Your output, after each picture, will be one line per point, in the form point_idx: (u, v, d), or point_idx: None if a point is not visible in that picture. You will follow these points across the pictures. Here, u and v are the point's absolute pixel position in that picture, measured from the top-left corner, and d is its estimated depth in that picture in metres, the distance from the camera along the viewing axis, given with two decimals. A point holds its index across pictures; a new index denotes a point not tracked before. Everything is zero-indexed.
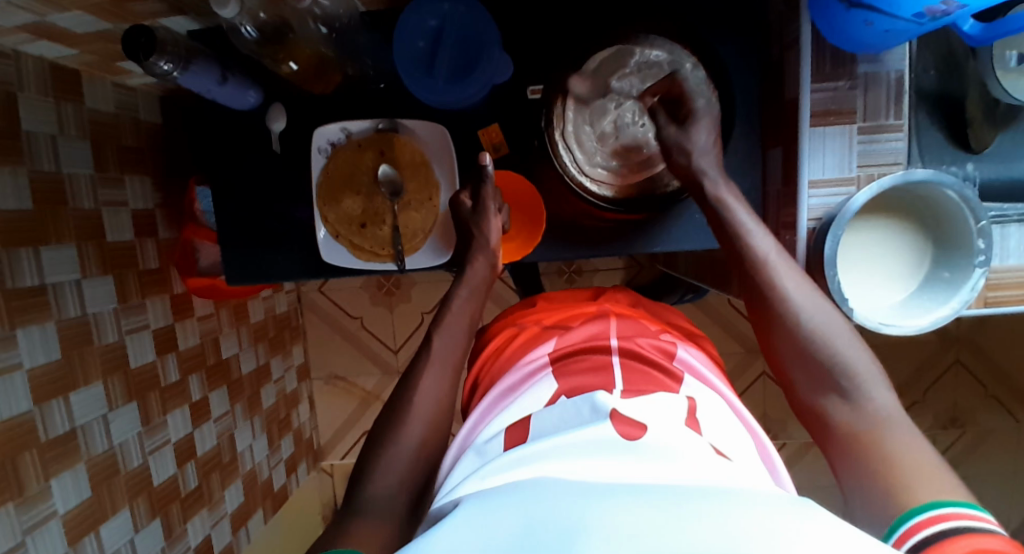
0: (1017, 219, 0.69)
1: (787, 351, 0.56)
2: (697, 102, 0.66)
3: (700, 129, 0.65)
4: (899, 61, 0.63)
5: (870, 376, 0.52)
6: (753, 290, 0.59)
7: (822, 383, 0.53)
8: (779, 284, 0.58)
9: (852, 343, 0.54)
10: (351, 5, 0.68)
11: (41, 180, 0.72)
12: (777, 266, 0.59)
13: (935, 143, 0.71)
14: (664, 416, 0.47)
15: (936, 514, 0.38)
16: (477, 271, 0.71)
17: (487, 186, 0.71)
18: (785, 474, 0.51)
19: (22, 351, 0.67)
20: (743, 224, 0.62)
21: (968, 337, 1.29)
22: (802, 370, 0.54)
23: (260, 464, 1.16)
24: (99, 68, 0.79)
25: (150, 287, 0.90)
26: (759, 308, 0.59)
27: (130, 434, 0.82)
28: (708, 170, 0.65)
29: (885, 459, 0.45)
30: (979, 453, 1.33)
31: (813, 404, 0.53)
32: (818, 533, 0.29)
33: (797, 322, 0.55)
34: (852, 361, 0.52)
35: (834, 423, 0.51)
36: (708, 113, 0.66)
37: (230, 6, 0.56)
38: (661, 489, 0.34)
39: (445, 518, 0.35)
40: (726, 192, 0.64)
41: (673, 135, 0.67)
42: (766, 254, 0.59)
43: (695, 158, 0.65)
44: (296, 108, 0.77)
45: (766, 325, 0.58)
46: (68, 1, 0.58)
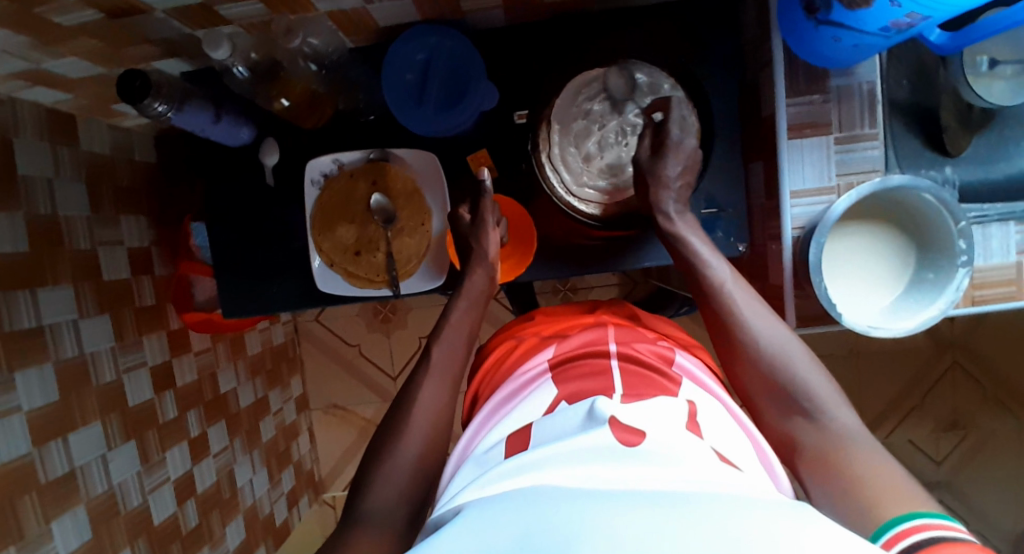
0: (998, 219, 0.71)
1: (751, 377, 0.58)
2: (672, 134, 0.67)
3: (671, 162, 0.67)
4: (870, 73, 0.66)
5: (832, 398, 0.54)
6: (714, 318, 0.61)
7: (786, 405, 0.55)
8: (738, 311, 0.60)
9: (811, 365, 0.56)
10: (338, 42, 0.71)
11: (37, 223, 0.73)
12: (735, 294, 0.61)
13: (913, 150, 0.73)
14: (662, 420, 0.47)
15: (910, 525, 0.39)
16: (474, 283, 0.71)
17: (486, 199, 0.71)
18: (783, 474, 0.51)
19: (20, 394, 0.67)
20: (700, 253, 0.64)
21: (964, 338, 1.30)
22: (767, 394, 0.56)
23: (260, 498, 1.15)
24: (95, 111, 0.81)
25: (147, 324, 0.91)
26: (720, 335, 0.61)
27: (129, 473, 0.82)
28: (664, 204, 0.67)
29: (856, 473, 0.47)
30: (984, 455, 1.32)
31: (779, 426, 0.55)
32: (821, 536, 0.30)
33: (758, 348, 0.57)
34: (815, 383, 0.55)
35: (802, 444, 0.53)
36: (679, 148, 0.67)
37: (222, 48, 0.58)
38: (654, 493, 0.35)
39: (445, 525, 0.36)
40: (683, 223, 0.67)
41: (646, 166, 0.68)
42: (724, 283, 0.62)
43: (656, 191, 0.67)
44: (287, 142, 0.78)
45: (728, 351, 0.60)
46: (63, 47, 0.60)
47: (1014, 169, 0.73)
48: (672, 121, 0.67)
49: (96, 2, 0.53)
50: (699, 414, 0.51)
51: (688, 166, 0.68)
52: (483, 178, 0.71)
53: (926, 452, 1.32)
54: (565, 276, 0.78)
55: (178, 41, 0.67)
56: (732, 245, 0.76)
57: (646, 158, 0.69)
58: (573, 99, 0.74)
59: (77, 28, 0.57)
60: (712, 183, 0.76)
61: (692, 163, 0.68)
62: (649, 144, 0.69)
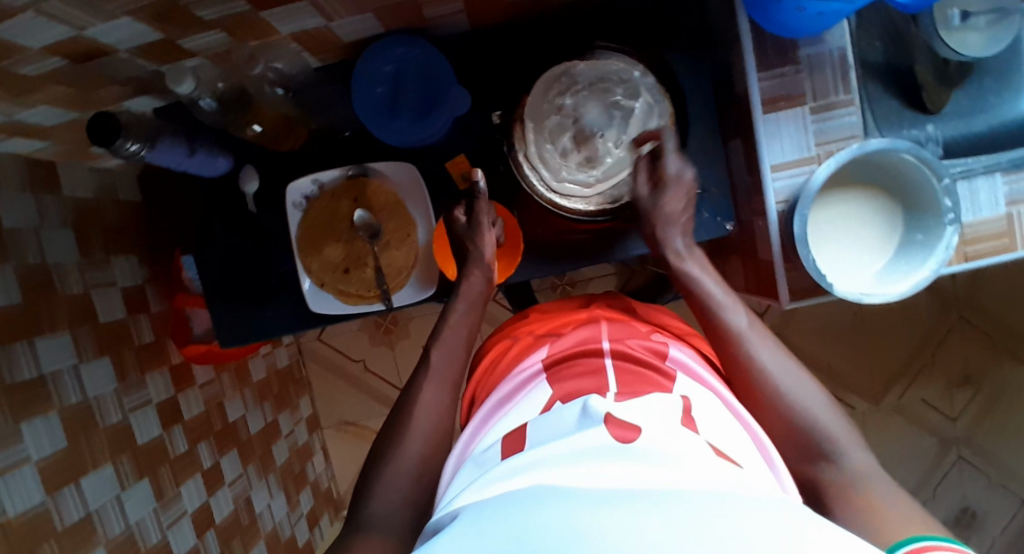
0: (984, 171, 0.69)
1: (768, 419, 0.57)
2: (670, 166, 0.69)
3: (671, 197, 0.68)
4: (839, 39, 0.66)
5: (848, 439, 0.54)
6: (730, 360, 0.62)
7: (806, 449, 0.55)
8: (755, 353, 0.60)
9: (829, 411, 0.56)
10: (303, 64, 0.71)
11: (29, 273, 0.73)
12: (751, 336, 0.62)
13: (891, 111, 0.72)
14: (657, 415, 0.47)
15: (919, 546, 0.39)
16: (472, 285, 0.71)
17: (481, 201, 0.72)
18: (782, 463, 0.52)
19: (28, 443, 0.67)
20: (714, 294, 0.66)
21: (966, 292, 1.29)
22: (784, 431, 0.56)
23: (281, 522, 1.15)
24: (74, 157, 0.81)
25: (148, 362, 0.91)
26: (737, 378, 0.61)
27: (146, 512, 0.82)
28: (671, 240, 0.69)
29: (869, 506, 0.48)
30: (999, 408, 1.31)
31: (799, 470, 0.55)
32: (821, 538, 0.30)
33: (776, 388, 0.58)
34: (829, 424, 0.55)
35: (822, 484, 0.52)
36: (679, 181, 0.69)
37: (186, 82, 0.57)
38: (654, 491, 0.35)
39: (441, 533, 0.35)
40: (693, 261, 0.69)
41: (647, 204, 0.70)
42: (740, 324, 0.63)
43: (662, 228, 0.69)
44: (266, 168, 0.79)
45: (746, 393, 0.60)
46: (34, 97, 0.60)
47: (996, 120, 0.72)
48: (667, 154, 0.68)
49: (60, 50, 0.53)
50: (694, 409, 0.51)
51: (688, 199, 0.70)
52: (478, 180, 0.71)
53: (941, 409, 1.31)
54: (554, 271, 0.78)
55: (146, 79, 0.67)
56: (720, 224, 0.75)
57: (645, 195, 0.70)
58: (543, 94, 0.72)
59: (44, 77, 0.57)
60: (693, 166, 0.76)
61: (692, 194, 0.70)
62: (646, 175, 0.70)
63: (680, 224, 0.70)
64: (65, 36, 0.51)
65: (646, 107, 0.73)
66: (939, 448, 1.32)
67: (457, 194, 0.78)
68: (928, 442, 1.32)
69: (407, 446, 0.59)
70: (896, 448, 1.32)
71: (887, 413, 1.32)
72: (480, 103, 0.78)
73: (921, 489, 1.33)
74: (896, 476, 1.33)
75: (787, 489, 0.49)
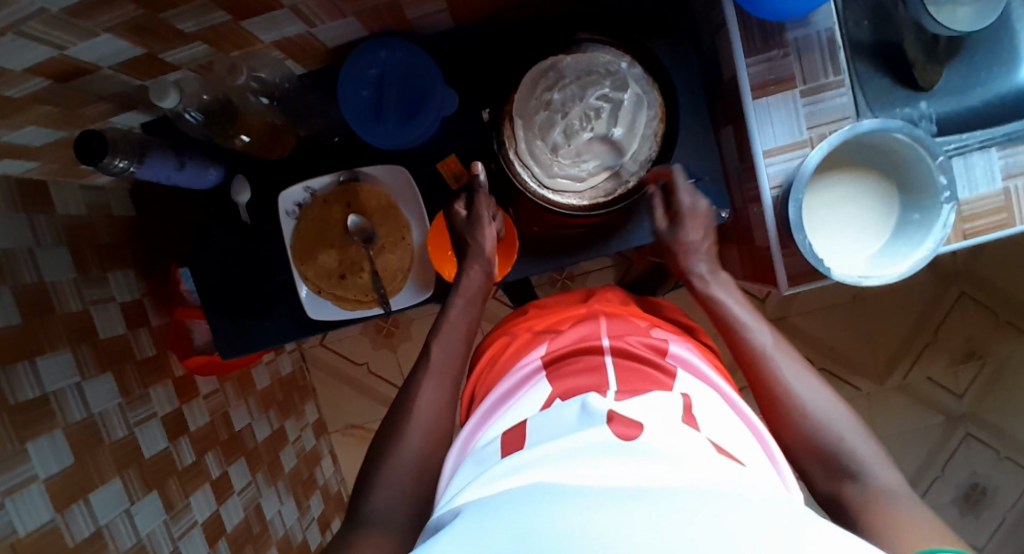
0: (978, 147, 0.69)
1: (793, 438, 0.57)
2: (684, 202, 0.71)
3: (690, 229, 0.71)
4: (827, 20, 0.65)
5: (875, 457, 0.52)
6: (756, 379, 0.62)
7: (832, 469, 0.53)
8: (779, 372, 0.60)
9: (858, 432, 0.55)
10: (285, 70, 0.70)
11: (26, 293, 0.73)
12: (776, 356, 0.62)
13: (883, 90, 0.71)
14: (657, 412, 0.47)
15: None
16: (472, 280, 0.71)
17: (480, 195, 0.71)
18: (783, 460, 0.53)
19: (35, 462, 0.68)
20: (739, 316, 0.66)
21: (967, 268, 1.28)
22: (806, 447, 0.56)
23: (292, 527, 1.16)
24: (65, 174, 0.81)
25: (150, 376, 0.91)
26: (762, 398, 0.61)
27: (156, 524, 0.83)
28: (696, 268, 0.70)
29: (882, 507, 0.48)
30: (1005, 382, 1.31)
31: (829, 489, 0.53)
32: (821, 537, 0.30)
33: (800, 407, 0.57)
34: (855, 442, 0.54)
35: (847, 502, 0.51)
36: (695, 214, 0.71)
37: (169, 96, 0.57)
38: (657, 490, 0.34)
39: (441, 532, 0.35)
40: (718, 285, 0.69)
41: (666, 237, 0.72)
42: (764, 344, 0.63)
43: (685, 258, 0.71)
44: (257, 178, 0.79)
45: (770, 412, 0.59)
46: (20, 118, 0.59)
47: (990, 94, 0.72)
48: (679, 192, 0.71)
49: (42, 69, 0.53)
50: (694, 406, 0.52)
51: (710, 231, 0.72)
52: (478, 173, 0.71)
53: (947, 386, 1.31)
54: (550, 265, 0.78)
55: (131, 93, 0.67)
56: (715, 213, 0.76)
57: (665, 229, 0.73)
58: (531, 90, 0.72)
59: (28, 97, 0.57)
60: (684, 156, 0.76)
61: (710, 225, 0.72)
62: (662, 212, 0.73)
63: (703, 252, 0.71)
64: (46, 55, 0.51)
65: (635, 101, 0.71)
66: (945, 425, 1.32)
67: (446, 199, 0.78)
68: (934, 420, 1.32)
69: (411, 449, 0.59)
70: (902, 427, 1.32)
71: (892, 392, 1.32)
72: (468, 100, 0.77)
73: (929, 467, 1.33)
74: (903, 455, 1.33)
75: (790, 486, 0.51)
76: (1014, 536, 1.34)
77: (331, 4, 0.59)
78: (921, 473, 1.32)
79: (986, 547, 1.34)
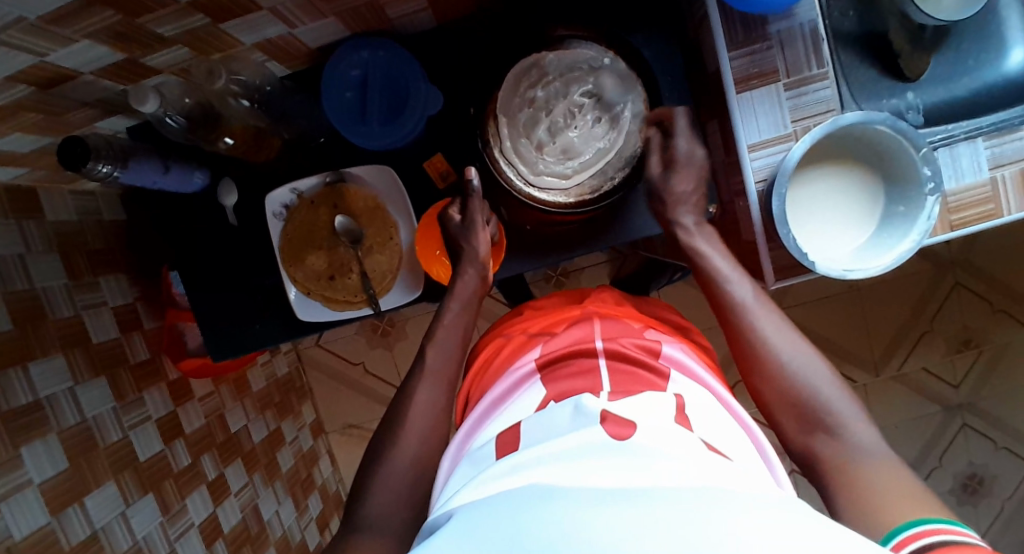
0: (965, 137, 0.68)
1: (773, 395, 0.59)
2: (680, 146, 0.70)
3: (681, 177, 0.70)
4: (810, 11, 0.64)
5: (852, 414, 0.55)
6: (735, 332, 0.63)
7: (808, 422, 0.56)
8: (758, 325, 0.62)
9: (833, 385, 0.57)
10: (268, 73, 0.71)
11: (18, 300, 0.73)
12: (755, 310, 0.63)
13: (869, 82, 0.71)
14: (651, 414, 0.48)
15: (920, 528, 0.41)
16: (468, 283, 0.71)
17: (473, 200, 0.70)
18: (777, 460, 0.53)
19: (30, 468, 0.68)
20: (719, 268, 0.66)
21: (962, 257, 1.28)
22: (786, 409, 0.58)
23: (291, 528, 1.16)
24: (54, 181, 0.81)
25: (144, 380, 0.92)
26: (740, 351, 0.63)
27: (153, 526, 0.83)
28: (682, 219, 0.70)
29: (873, 496, 0.48)
30: (1002, 371, 1.31)
31: (801, 443, 0.57)
32: (802, 529, 0.30)
33: (780, 362, 0.59)
34: (832, 399, 0.56)
35: (823, 460, 0.54)
36: (688, 160, 0.70)
37: (150, 101, 0.57)
38: (644, 488, 0.34)
39: (430, 538, 0.35)
40: (702, 237, 0.69)
41: (659, 184, 0.71)
42: (744, 298, 0.64)
43: (672, 207, 0.70)
44: (245, 181, 0.79)
45: (749, 366, 0.61)
46: (5, 126, 0.59)
47: (977, 83, 0.71)
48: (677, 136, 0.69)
49: (25, 77, 0.53)
50: (687, 407, 0.52)
51: (700, 180, 0.71)
52: (471, 179, 0.68)
53: (943, 375, 1.31)
54: (545, 263, 0.79)
55: (116, 97, 0.67)
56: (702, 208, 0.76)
57: (656, 174, 0.71)
58: (514, 88, 0.72)
59: (12, 106, 0.57)
60: None
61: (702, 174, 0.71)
62: (658, 160, 0.71)
63: (693, 201, 0.71)
64: (28, 63, 0.51)
65: (619, 96, 0.72)
66: (943, 415, 1.32)
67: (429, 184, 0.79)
68: (931, 410, 1.32)
69: (402, 449, 0.60)
70: (899, 418, 1.32)
71: (889, 383, 1.31)
72: (453, 99, 0.77)
73: (927, 457, 1.33)
74: (900, 446, 1.33)
75: (782, 484, 0.51)
76: (1012, 524, 1.34)
77: (310, 5, 0.59)
78: (918, 464, 1.32)
79: (986, 536, 1.34)
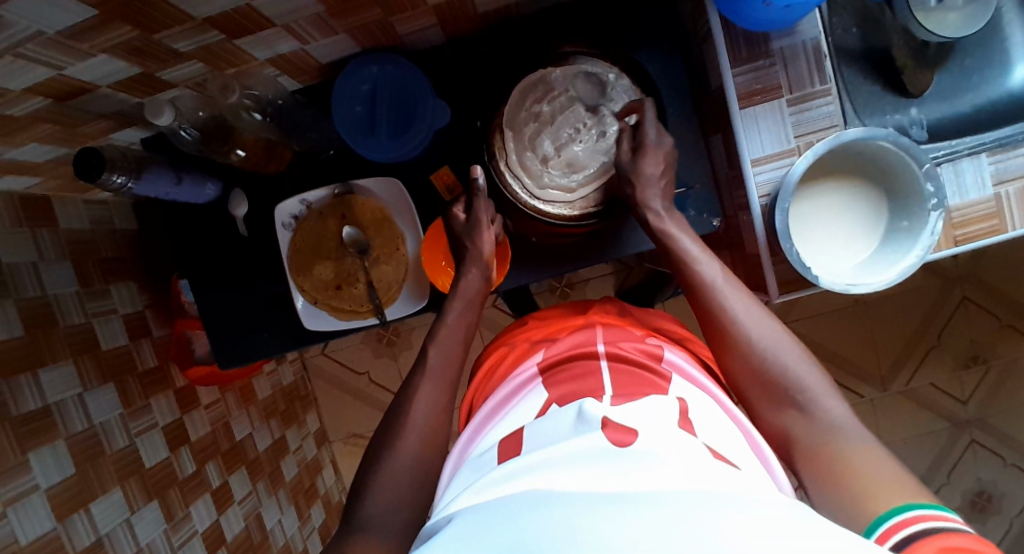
0: (968, 153, 0.68)
1: (746, 376, 0.59)
2: (650, 135, 0.68)
3: (651, 161, 0.68)
4: (812, 29, 0.65)
5: (821, 389, 0.55)
6: (706, 315, 0.62)
7: (778, 399, 0.56)
8: (729, 307, 0.61)
9: (802, 361, 0.57)
10: (280, 87, 0.72)
11: (29, 307, 0.74)
12: (722, 287, 0.62)
13: (873, 97, 0.72)
14: (656, 418, 0.48)
15: (906, 516, 0.40)
16: (470, 284, 0.72)
17: (479, 198, 0.73)
18: (779, 466, 0.53)
19: (37, 473, 0.69)
20: (687, 248, 0.65)
21: (969, 272, 1.27)
22: (760, 391, 0.58)
23: (293, 536, 1.16)
24: (69, 191, 0.82)
25: (151, 387, 0.93)
26: (709, 329, 0.62)
27: (156, 533, 0.83)
28: (652, 203, 0.68)
29: (849, 475, 0.47)
30: (1010, 387, 1.30)
31: (774, 419, 0.56)
32: (794, 529, 0.30)
33: (748, 341, 0.59)
34: (804, 374, 0.56)
35: (794, 435, 0.54)
36: (657, 147, 0.68)
37: (165, 114, 0.58)
38: (642, 492, 0.35)
39: (434, 539, 0.36)
40: (672, 223, 0.67)
41: (627, 168, 0.69)
42: (711, 276, 0.63)
43: (642, 190, 0.68)
44: (255, 191, 0.81)
45: (721, 345, 0.61)
46: (23, 137, 0.61)
47: (980, 99, 0.72)
48: (646, 121, 0.68)
49: (43, 89, 0.54)
50: (690, 411, 0.52)
51: (668, 166, 0.69)
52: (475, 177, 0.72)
53: (951, 391, 1.30)
54: (548, 274, 0.80)
55: (130, 110, 0.69)
56: (706, 221, 0.76)
57: (624, 160, 0.69)
58: (520, 103, 0.73)
59: (30, 118, 0.58)
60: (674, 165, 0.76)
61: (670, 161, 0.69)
62: (627, 145, 0.70)
63: (660, 186, 0.68)
64: (46, 76, 0.52)
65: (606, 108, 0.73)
66: (951, 431, 1.31)
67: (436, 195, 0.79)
68: (939, 425, 1.31)
69: (406, 459, 0.60)
70: (906, 434, 1.31)
71: (895, 398, 1.31)
72: (461, 113, 0.79)
73: (934, 474, 1.31)
74: (907, 462, 1.31)
75: (782, 488, 0.51)
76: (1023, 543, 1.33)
77: (323, 22, 0.60)
78: (926, 480, 1.31)
79: None
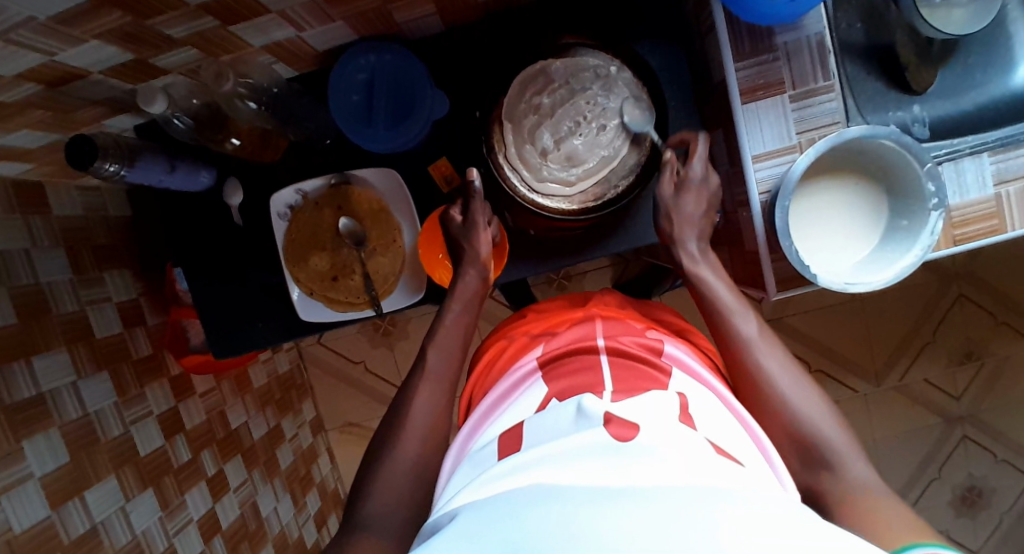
0: (970, 152, 0.68)
1: (775, 431, 0.58)
2: (695, 171, 0.67)
3: (691, 201, 0.68)
4: (817, 24, 0.64)
5: (850, 450, 0.54)
6: (741, 370, 0.62)
7: (805, 455, 0.55)
8: (762, 363, 0.61)
9: (833, 422, 0.56)
10: (276, 75, 0.71)
11: (22, 295, 0.73)
12: (759, 344, 0.62)
13: (877, 94, 0.71)
14: (657, 413, 0.48)
15: None
16: (468, 285, 0.71)
17: (475, 202, 0.70)
18: (779, 462, 0.53)
19: (31, 460, 0.69)
20: (724, 300, 0.65)
21: (967, 269, 1.27)
22: (786, 442, 0.57)
23: (288, 524, 1.16)
24: (62, 177, 0.81)
25: (145, 375, 0.92)
26: (742, 383, 0.61)
27: (151, 521, 0.83)
28: (687, 240, 0.68)
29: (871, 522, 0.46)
30: (1004, 384, 1.30)
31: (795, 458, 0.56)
32: (790, 528, 0.30)
33: (780, 397, 0.58)
34: (833, 435, 0.55)
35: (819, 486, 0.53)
36: (702, 186, 0.68)
37: (158, 102, 0.57)
38: (640, 488, 0.35)
39: (435, 537, 0.35)
40: (705, 267, 0.68)
41: (666, 202, 0.69)
42: (748, 332, 0.63)
43: (679, 227, 0.69)
44: (251, 180, 0.80)
45: (752, 399, 0.60)
46: (13, 124, 0.60)
47: (984, 98, 0.71)
48: (694, 158, 0.67)
49: (34, 75, 0.53)
50: (690, 407, 0.52)
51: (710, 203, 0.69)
52: (472, 181, 0.68)
53: (945, 387, 1.31)
54: (544, 268, 0.80)
55: (124, 96, 0.67)
56: None
57: (666, 194, 0.69)
58: (520, 95, 0.73)
59: (21, 104, 0.57)
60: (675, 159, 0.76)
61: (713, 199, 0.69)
62: (669, 177, 0.69)
63: (698, 223, 0.69)
64: (37, 62, 0.51)
65: (620, 103, 0.72)
66: (943, 426, 1.32)
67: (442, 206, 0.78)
68: (932, 420, 1.31)
69: (401, 453, 0.60)
70: (899, 429, 1.32)
71: (890, 393, 1.31)
72: (460, 103, 0.78)
73: (926, 468, 1.32)
74: (900, 456, 1.33)
75: (783, 485, 0.50)
76: (1010, 536, 1.34)
77: (320, 10, 0.59)
78: (918, 473, 1.32)
79: (983, 548, 1.35)
